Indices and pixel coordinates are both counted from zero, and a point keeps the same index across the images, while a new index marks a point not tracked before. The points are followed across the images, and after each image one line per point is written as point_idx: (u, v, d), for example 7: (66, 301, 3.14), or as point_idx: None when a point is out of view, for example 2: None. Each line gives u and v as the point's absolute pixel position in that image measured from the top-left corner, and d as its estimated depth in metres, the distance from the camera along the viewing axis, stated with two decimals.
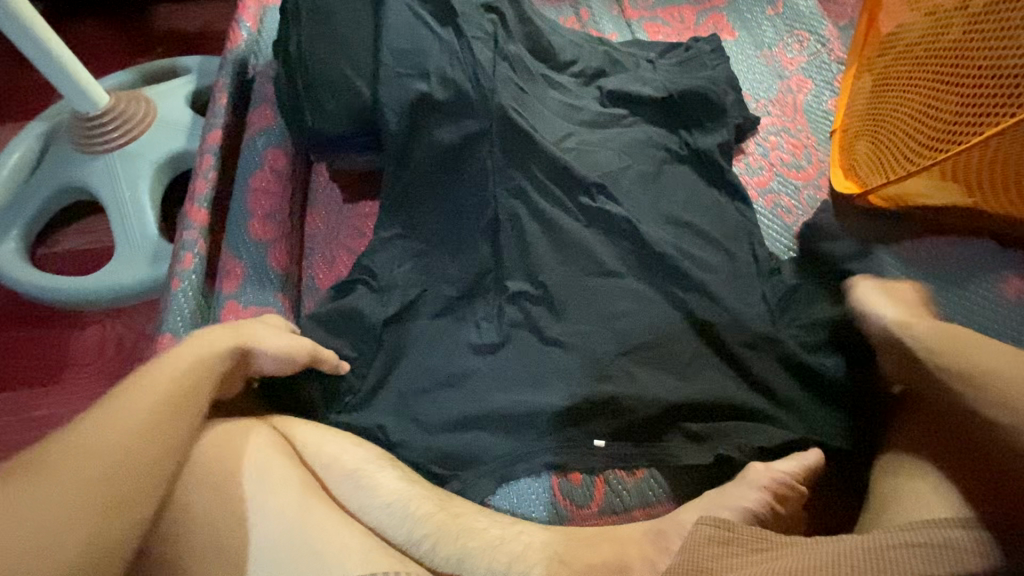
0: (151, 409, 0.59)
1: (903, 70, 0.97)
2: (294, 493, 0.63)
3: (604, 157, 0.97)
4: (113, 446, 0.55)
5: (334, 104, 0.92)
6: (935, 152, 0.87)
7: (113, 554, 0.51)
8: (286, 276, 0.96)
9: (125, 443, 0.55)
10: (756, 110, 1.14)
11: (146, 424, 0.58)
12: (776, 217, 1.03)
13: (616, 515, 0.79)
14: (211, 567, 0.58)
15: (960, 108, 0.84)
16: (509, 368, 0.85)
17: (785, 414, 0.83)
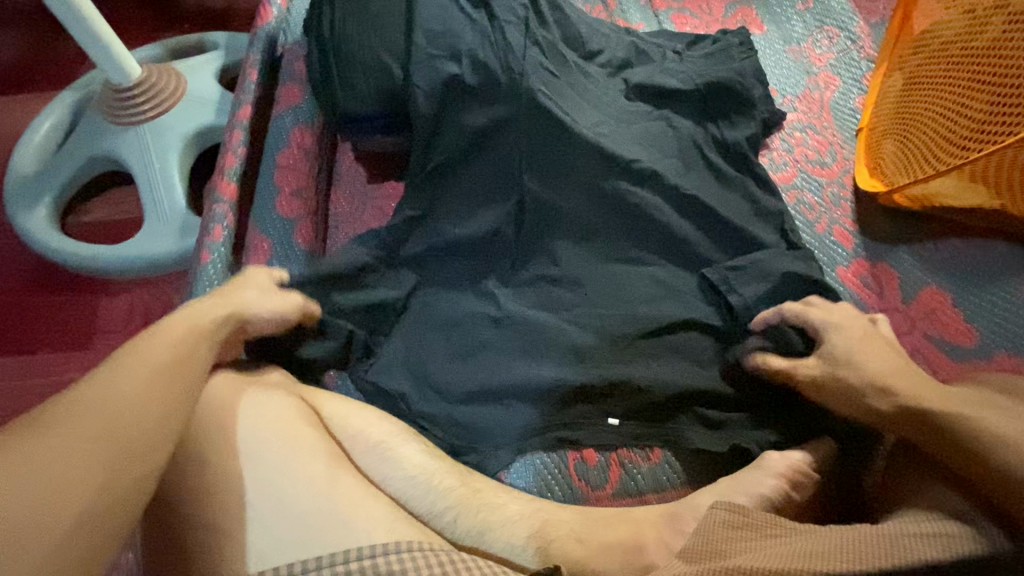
0: (150, 367, 0.59)
1: (934, 69, 0.99)
2: (323, 463, 0.65)
3: (629, 146, 0.97)
4: (120, 397, 0.55)
5: (366, 85, 0.93)
6: (966, 150, 0.88)
7: (132, 497, 0.51)
8: (311, 252, 0.97)
9: (135, 397, 0.55)
10: (783, 105, 1.14)
11: (149, 381, 0.58)
12: (800, 213, 1.01)
13: (630, 497, 0.80)
14: (243, 528, 0.59)
15: (996, 106, 0.86)
16: (526, 347, 0.86)
17: (798, 407, 0.83)
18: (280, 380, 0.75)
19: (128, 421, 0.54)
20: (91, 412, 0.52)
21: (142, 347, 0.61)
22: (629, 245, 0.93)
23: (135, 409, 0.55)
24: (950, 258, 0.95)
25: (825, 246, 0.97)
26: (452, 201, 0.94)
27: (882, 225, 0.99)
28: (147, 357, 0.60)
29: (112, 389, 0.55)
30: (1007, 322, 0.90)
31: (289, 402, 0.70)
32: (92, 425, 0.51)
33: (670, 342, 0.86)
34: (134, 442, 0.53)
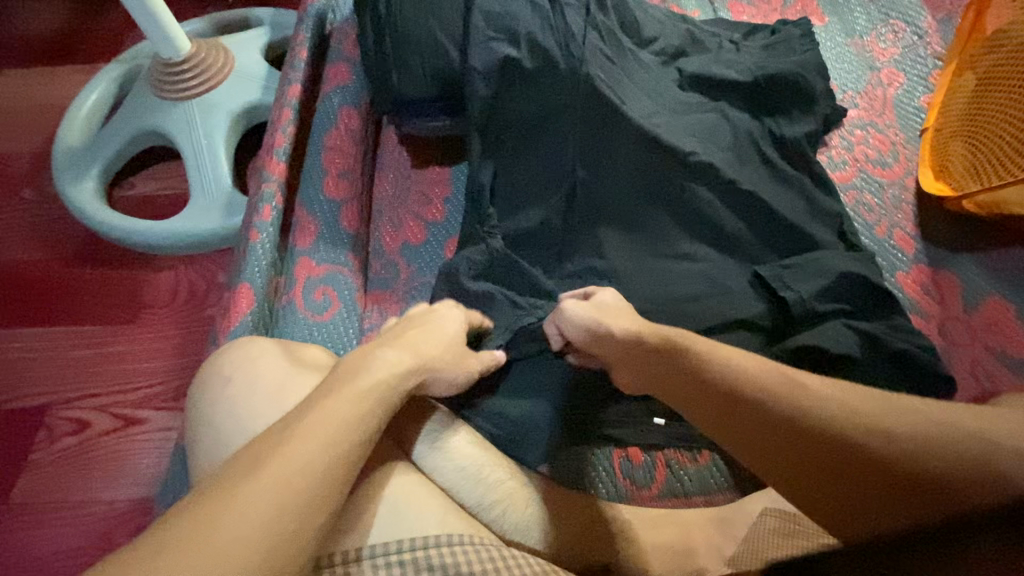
0: (328, 438, 0.51)
1: (1012, 69, 0.94)
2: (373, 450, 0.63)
3: (684, 138, 0.94)
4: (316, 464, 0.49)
5: (420, 66, 0.94)
6: None
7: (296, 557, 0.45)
8: (356, 236, 0.97)
9: (314, 449, 0.50)
10: (843, 101, 1.10)
11: (341, 452, 0.51)
12: (859, 214, 0.98)
13: (676, 499, 0.77)
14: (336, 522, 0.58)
15: None
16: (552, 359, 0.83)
17: None
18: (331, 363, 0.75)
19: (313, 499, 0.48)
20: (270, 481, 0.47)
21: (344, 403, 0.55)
22: (681, 237, 0.91)
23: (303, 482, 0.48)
24: (1017, 267, 0.91)
25: (884, 250, 0.94)
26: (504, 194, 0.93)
27: (945, 230, 0.95)
28: (333, 412, 0.53)
29: (289, 456, 0.49)
30: None
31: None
32: (258, 495, 0.45)
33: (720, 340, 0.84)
34: (279, 525, 0.45)
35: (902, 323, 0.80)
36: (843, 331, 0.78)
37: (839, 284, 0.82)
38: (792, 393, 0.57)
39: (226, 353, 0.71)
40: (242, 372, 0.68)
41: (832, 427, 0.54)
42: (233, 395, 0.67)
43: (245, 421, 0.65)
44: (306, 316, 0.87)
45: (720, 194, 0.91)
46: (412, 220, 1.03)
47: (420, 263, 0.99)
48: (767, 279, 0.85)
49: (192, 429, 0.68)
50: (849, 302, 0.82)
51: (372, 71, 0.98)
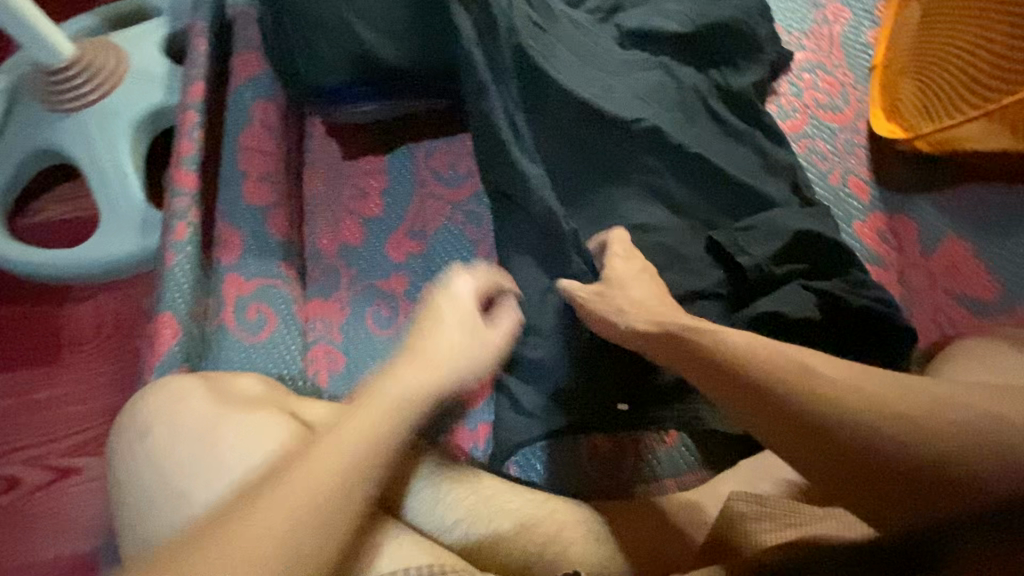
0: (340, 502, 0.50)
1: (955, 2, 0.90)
2: None
3: (628, 102, 0.89)
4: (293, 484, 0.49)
5: (330, 50, 0.86)
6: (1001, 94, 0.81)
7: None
8: (287, 243, 0.90)
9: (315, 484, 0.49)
10: (789, 44, 1.04)
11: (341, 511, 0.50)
12: (813, 163, 0.94)
13: (647, 485, 0.75)
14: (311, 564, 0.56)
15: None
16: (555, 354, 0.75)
17: None
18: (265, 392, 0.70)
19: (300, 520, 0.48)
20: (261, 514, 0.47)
21: (351, 422, 0.55)
22: (631, 205, 0.86)
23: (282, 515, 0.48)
24: (972, 204, 0.88)
25: (839, 200, 0.91)
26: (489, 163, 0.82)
27: (896, 171, 0.93)
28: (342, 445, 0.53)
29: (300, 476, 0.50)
30: None
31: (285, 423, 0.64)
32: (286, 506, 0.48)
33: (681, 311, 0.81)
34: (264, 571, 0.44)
35: (860, 278, 0.77)
36: (802, 294, 0.75)
37: (795, 244, 0.79)
38: (850, 406, 0.48)
39: (148, 395, 0.67)
40: (160, 416, 0.64)
41: (904, 441, 0.47)
42: (157, 442, 0.63)
43: (176, 470, 0.60)
44: (240, 338, 0.81)
45: (668, 159, 0.87)
46: (349, 219, 0.97)
47: (361, 264, 0.93)
48: (722, 245, 0.81)
49: (116, 480, 0.64)
50: (806, 262, 0.79)
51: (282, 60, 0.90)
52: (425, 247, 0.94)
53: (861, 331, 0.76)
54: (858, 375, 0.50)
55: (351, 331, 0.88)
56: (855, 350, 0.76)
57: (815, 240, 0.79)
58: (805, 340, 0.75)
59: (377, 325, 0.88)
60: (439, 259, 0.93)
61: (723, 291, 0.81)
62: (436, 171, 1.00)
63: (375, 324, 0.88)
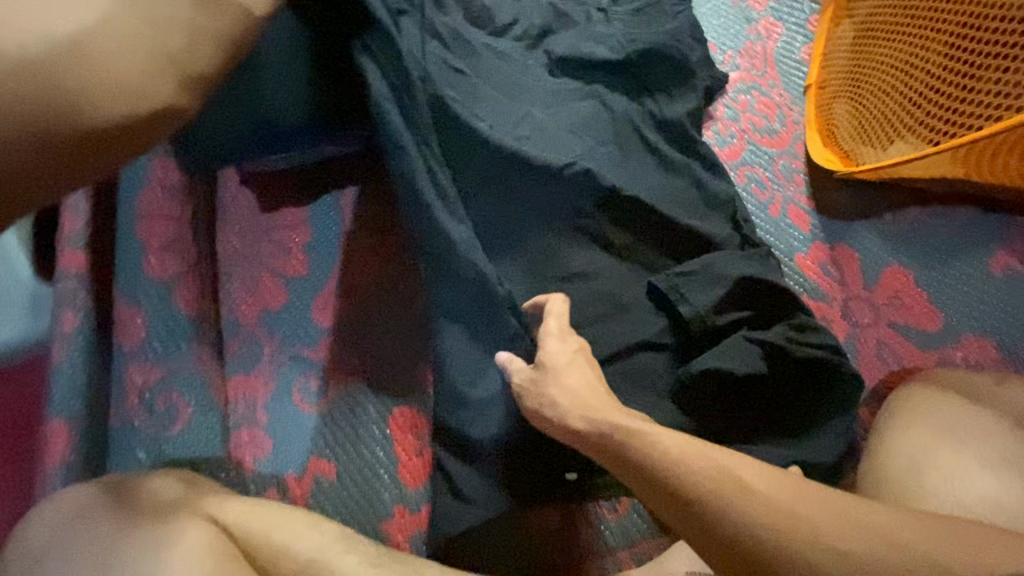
0: None
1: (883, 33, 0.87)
2: None
3: (559, 142, 0.84)
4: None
5: (214, 114, 0.75)
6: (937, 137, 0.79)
7: None
8: (199, 317, 0.81)
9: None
10: (723, 64, 1.01)
11: None
12: (751, 194, 0.91)
13: (600, 558, 0.73)
14: None
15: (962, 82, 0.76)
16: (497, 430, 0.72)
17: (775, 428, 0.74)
18: (183, 498, 0.66)
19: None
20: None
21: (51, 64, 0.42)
22: (566, 252, 0.82)
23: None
24: (910, 229, 0.88)
25: (781, 231, 0.88)
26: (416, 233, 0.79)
27: (836, 197, 0.91)
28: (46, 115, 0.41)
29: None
30: (974, 300, 0.82)
31: (204, 541, 0.61)
32: None
33: (627, 365, 0.77)
34: None
35: (803, 322, 0.76)
36: (746, 346, 0.73)
37: (737, 291, 0.76)
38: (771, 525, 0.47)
39: (47, 518, 0.63)
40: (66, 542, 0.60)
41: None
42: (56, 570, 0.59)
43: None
44: (149, 434, 0.74)
45: (601, 201, 0.83)
46: (269, 281, 0.87)
47: (285, 331, 0.84)
48: (664, 291, 0.78)
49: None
50: (748, 308, 0.76)
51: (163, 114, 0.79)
52: (354, 307, 0.86)
53: (808, 381, 0.74)
54: (789, 497, 0.49)
55: (278, 411, 0.80)
56: (801, 400, 0.74)
57: (757, 285, 0.77)
58: (750, 392, 0.74)
59: (305, 399, 0.81)
60: (371, 320, 0.85)
61: (668, 341, 0.78)
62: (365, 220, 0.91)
63: (303, 400, 0.81)
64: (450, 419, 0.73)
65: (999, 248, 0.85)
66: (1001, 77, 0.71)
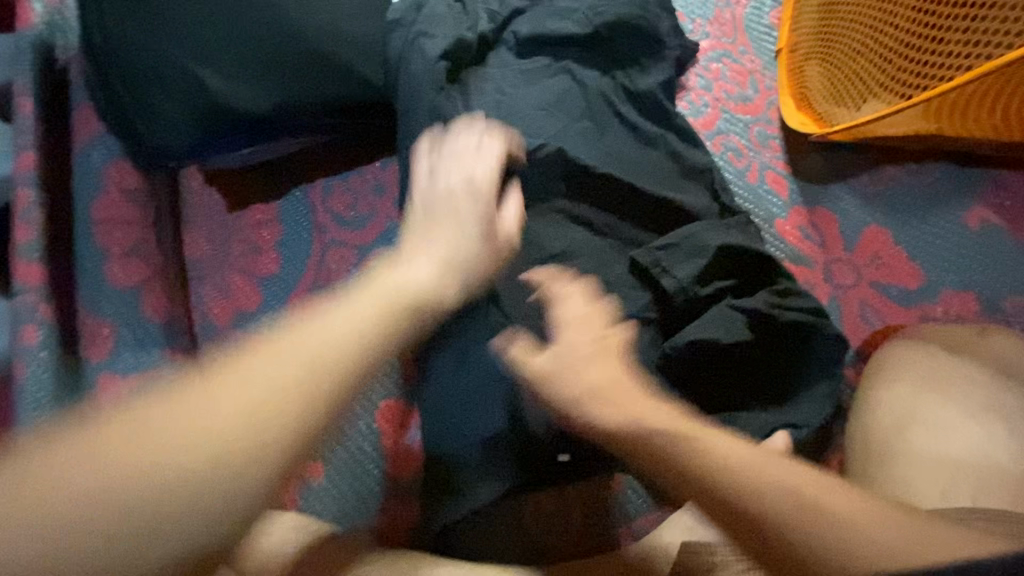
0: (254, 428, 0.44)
1: None
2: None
3: (533, 122, 0.83)
4: (214, 486, 0.41)
5: (170, 106, 0.75)
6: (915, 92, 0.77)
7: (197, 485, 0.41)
8: (169, 324, 0.79)
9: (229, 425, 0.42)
10: (693, 33, 0.99)
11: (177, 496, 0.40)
12: (728, 162, 0.91)
13: (598, 537, 0.73)
14: None
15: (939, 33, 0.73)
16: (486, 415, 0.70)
17: (764, 395, 0.74)
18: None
19: (129, 480, 0.39)
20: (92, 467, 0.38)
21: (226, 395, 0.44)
22: (547, 234, 0.80)
23: (198, 470, 0.41)
24: (887, 188, 0.88)
25: (759, 198, 0.88)
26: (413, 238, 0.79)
27: (813, 160, 0.90)
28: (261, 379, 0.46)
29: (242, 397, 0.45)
30: (953, 255, 0.83)
31: None
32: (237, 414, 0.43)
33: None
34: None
35: (787, 286, 0.75)
36: (730, 314, 0.72)
37: (718, 260, 0.75)
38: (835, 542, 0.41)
39: None
40: None
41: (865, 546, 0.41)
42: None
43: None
44: None
45: (572, 183, 0.82)
46: (242, 281, 0.84)
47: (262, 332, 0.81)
48: (644, 264, 0.77)
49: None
50: (730, 277, 0.76)
51: (113, 113, 0.77)
52: (333, 304, 0.83)
53: (792, 347, 0.74)
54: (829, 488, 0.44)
55: None
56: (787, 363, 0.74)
57: (738, 254, 0.76)
58: (737, 362, 0.73)
59: None
60: None
61: (653, 314, 0.77)
62: (335, 214, 0.88)
63: None
64: (435, 411, 0.73)
65: (975, 202, 0.85)
66: (969, 24, 0.70)
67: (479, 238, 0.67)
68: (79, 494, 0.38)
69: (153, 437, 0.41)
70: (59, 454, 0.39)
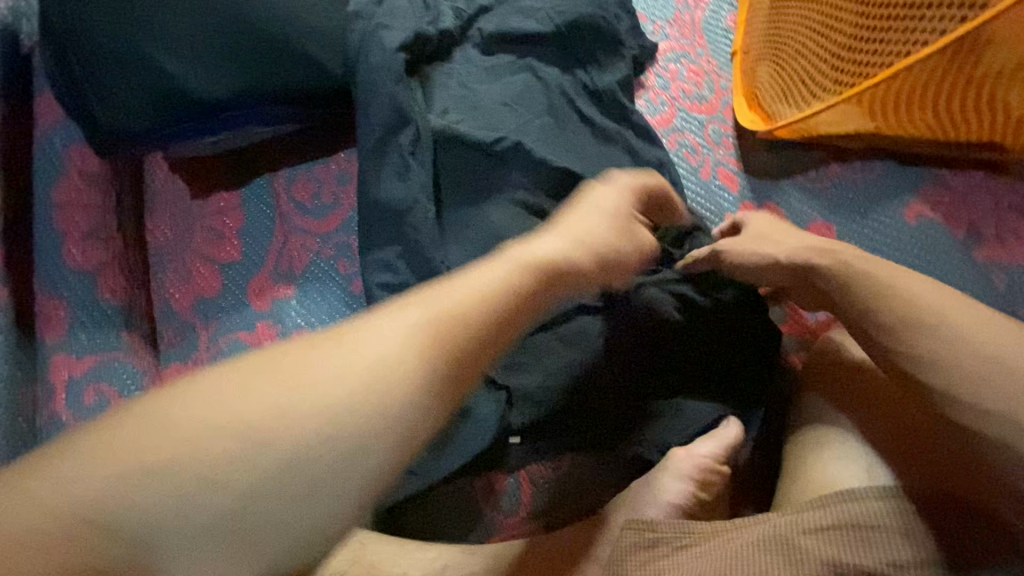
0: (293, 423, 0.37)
1: None
2: None
3: (495, 115, 0.85)
4: (383, 411, 0.38)
5: (132, 89, 0.76)
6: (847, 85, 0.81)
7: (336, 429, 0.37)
8: (128, 306, 0.80)
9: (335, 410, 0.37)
10: (652, 35, 1.02)
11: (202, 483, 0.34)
12: (683, 158, 0.94)
13: (543, 517, 0.73)
14: None
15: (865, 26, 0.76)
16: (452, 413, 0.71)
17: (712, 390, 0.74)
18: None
19: (184, 462, 0.34)
20: (224, 403, 0.36)
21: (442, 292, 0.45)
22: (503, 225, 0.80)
23: (378, 382, 0.39)
24: (832, 185, 0.91)
25: (711, 193, 0.91)
26: (376, 224, 0.79)
27: (764, 158, 0.94)
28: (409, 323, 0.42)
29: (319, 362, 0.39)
30: (893, 248, 0.86)
31: None
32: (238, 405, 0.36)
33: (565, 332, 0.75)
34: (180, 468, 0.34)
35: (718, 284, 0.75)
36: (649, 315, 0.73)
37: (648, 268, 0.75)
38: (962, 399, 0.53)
39: None
40: None
41: None
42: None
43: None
44: (78, 426, 0.73)
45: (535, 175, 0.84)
46: (203, 266, 0.85)
47: (222, 316, 0.82)
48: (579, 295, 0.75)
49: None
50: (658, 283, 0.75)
51: (71, 90, 0.79)
52: (293, 290, 0.85)
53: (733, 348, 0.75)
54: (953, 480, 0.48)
55: None
56: (717, 351, 0.75)
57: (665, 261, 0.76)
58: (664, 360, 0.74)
59: None
60: (313, 303, 0.84)
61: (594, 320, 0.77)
62: (298, 203, 0.90)
63: None
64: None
65: (914, 198, 0.90)
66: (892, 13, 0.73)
67: (613, 225, 0.60)
68: (151, 466, 0.34)
69: (238, 413, 0.36)
70: (146, 418, 0.35)
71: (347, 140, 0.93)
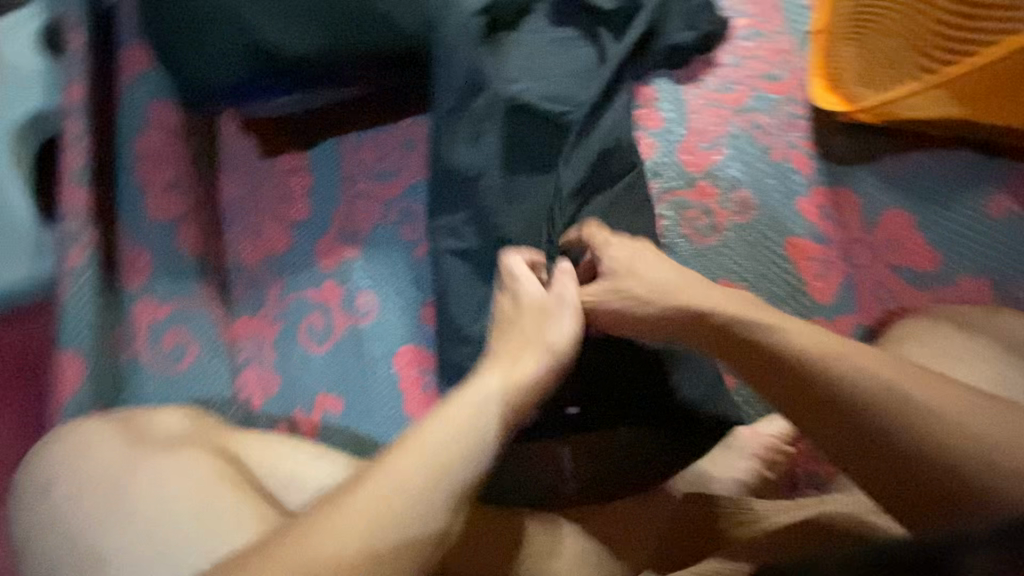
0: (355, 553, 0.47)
1: None
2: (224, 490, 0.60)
3: (563, 86, 0.84)
4: (425, 492, 0.51)
5: (218, 44, 0.78)
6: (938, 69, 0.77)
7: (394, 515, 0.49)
8: (203, 258, 0.83)
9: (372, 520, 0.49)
10: (728, 10, 0.99)
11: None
12: (754, 138, 0.91)
13: (602, 491, 0.73)
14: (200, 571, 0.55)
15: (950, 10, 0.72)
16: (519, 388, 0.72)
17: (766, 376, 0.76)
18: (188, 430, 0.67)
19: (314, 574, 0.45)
20: (369, 499, 0.50)
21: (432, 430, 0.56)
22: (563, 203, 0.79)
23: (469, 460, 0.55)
24: (911, 173, 0.88)
25: (782, 176, 0.89)
26: (439, 193, 0.81)
27: (839, 142, 0.91)
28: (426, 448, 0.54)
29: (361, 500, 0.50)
30: (974, 241, 0.83)
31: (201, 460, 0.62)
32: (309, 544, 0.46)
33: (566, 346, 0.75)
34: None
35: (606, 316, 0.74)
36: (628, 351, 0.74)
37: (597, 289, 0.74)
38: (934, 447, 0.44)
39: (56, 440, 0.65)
40: (65, 471, 0.62)
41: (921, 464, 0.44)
42: (63, 498, 0.60)
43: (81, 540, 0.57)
44: (158, 369, 0.76)
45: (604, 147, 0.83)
46: (273, 224, 0.87)
47: (291, 274, 0.85)
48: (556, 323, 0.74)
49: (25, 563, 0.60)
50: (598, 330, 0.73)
51: (157, 42, 0.81)
52: (359, 252, 0.86)
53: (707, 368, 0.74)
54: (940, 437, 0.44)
55: (285, 350, 0.81)
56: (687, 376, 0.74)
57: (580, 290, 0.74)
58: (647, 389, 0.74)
59: (312, 339, 0.82)
60: (378, 265, 0.85)
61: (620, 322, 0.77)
62: (366, 167, 0.91)
63: (309, 339, 0.82)
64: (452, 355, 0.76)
65: (1001, 191, 0.86)
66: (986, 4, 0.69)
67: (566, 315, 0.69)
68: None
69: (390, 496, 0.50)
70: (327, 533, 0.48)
71: (415, 105, 0.93)
